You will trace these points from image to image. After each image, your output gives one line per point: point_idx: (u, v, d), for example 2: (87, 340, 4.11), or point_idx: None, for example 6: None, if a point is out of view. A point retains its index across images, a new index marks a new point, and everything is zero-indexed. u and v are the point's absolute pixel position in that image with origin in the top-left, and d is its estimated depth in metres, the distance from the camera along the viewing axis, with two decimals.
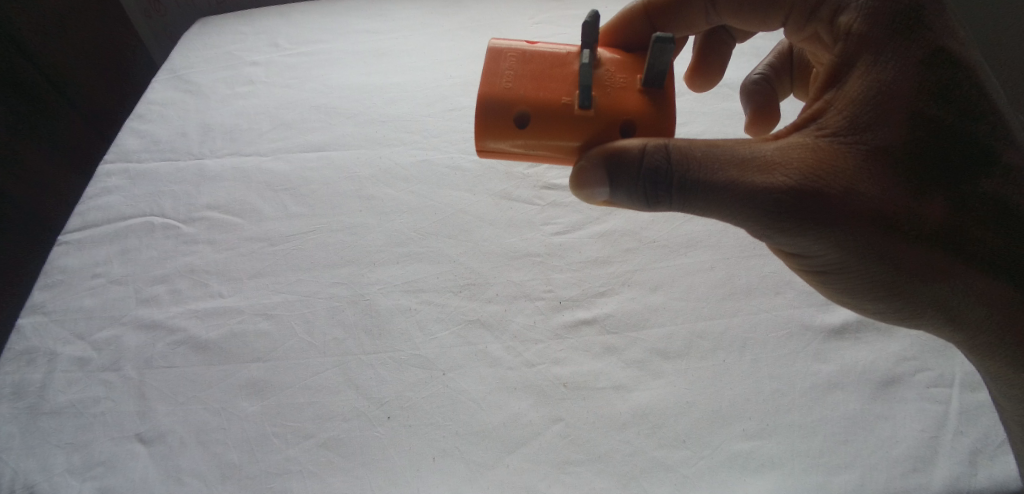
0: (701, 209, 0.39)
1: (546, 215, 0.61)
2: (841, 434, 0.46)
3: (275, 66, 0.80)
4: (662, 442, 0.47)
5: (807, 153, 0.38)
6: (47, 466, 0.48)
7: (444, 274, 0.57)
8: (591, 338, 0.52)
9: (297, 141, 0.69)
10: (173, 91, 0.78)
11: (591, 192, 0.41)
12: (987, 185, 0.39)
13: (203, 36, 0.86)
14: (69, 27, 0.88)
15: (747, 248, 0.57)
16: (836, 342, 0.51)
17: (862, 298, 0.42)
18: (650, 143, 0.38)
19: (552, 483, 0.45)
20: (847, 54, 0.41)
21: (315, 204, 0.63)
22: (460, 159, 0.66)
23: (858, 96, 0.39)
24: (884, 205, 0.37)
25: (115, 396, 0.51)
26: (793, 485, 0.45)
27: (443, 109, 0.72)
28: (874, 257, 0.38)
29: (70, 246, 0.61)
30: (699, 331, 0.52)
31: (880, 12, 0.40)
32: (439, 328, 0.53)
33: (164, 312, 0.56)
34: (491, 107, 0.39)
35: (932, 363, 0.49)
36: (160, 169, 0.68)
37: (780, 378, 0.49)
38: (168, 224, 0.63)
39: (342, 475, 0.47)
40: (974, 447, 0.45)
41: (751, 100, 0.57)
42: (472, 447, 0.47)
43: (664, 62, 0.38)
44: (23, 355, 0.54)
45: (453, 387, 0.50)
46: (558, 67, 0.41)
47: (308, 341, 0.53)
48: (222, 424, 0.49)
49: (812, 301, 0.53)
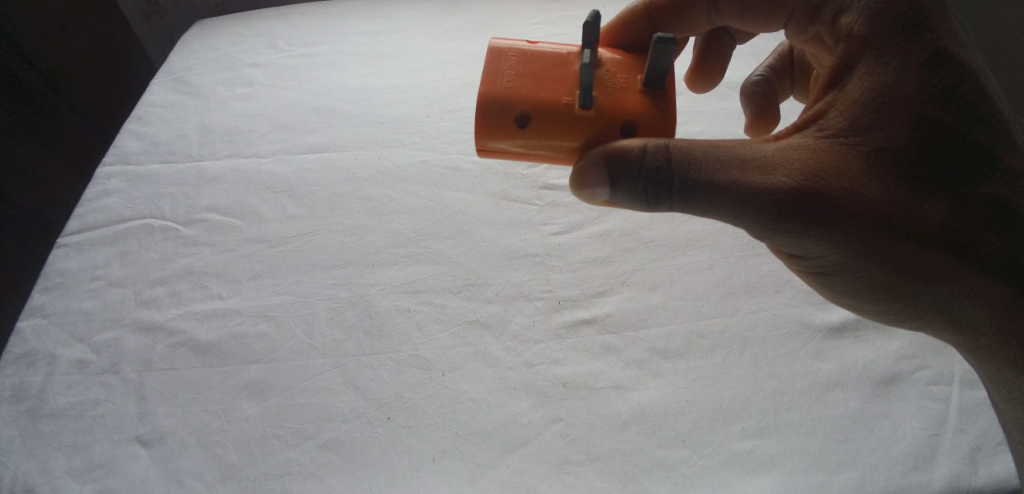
0: (700, 210, 0.39)
1: (545, 215, 0.61)
2: (841, 432, 0.46)
3: (274, 68, 0.80)
4: (663, 441, 0.47)
5: (808, 154, 0.38)
6: (47, 468, 0.48)
7: (444, 275, 0.57)
8: (591, 338, 0.52)
9: (296, 142, 0.69)
10: (172, 93, 0.78)
11: (591, 192, 0.41)
12: (986, 186, 0.39)
13: (202, 38, 0.87)
14: (69, 28, 0.88)
15: (746, 248, 0.57)
16: (835, 341, 0.51)
17: (862, 300, 0.42)
18: (651, 143, 0.38)
19: (552, 484, 0.45)
20: (848, 56, 0.41)
21: (315, 206, 0.63)
22: (459, 159, 0.66)
23: (859, 97, 0.39)
24: (885, 206, 0.37)
25: (115, 398, 0.52)
26: (793, 483, 0.45)
27: (442, 110, 0.72)
28: (874, 257, 0.38)
29: (70, 249, 0.61)
30: (699, 331, 0.52)
31: (881, 14, 0.40)
32: (439, 329, 0.53)
33: (164, 314, 0.56)
34: (491, 107, 0.39)
35: (932, 362, 0.49)
36: (160, 171, 0.68)
37: (780, 376, 0.49)
38: (167, 226, 0.63)
39: (342, 476, 0.47)
40: (975, 445, 0.45)
41: (751, 102, 0.57)
42: (472, 447, 0.47)
43: (665, 63, 0.38)
44: (22, 358, 0.54)
45: (453, 387, 0.50)
46: (558, 67, 0.41)
47: (307, 342, 0.53)
48: (222, 425, 0.49)
49: (811, 300, 0.53)
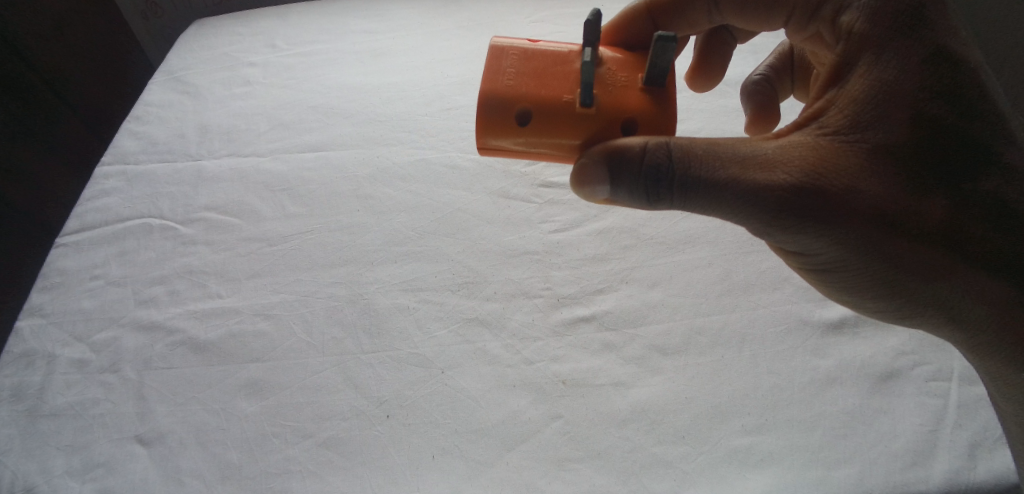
0: (701, 207, 0.39)
1: (544, 213, 0.61)
2: (840, 428, 0.46)
3: (273, 67, 0.80)
4: (663, 437, 0.47)
5: (808, 152, 0.38)
6: (46, 468, 0.48)
7: (443, 273, 0.57)
8: (591, 335, 0.52)
9: (295, 141, 0.69)
10: (170, 92, 0.78)
11: (592, 190, 0.41)
12: (986, 183, 0.39)
13: (201, 37, 0.86)
14: (68, 28, 0.88)
15: (746, 245, 0.57)
16: (835, 337, 0.51)
17: (862, 296, 0.42)
18: (651, 141, 0.38)
19: (552, 481, 0.45)
20: (848, 53, 0.41)
21: (314, 204, 0.63)
22: (458, 157, 0.66)
23: (859, 95, 0.39)
24: (885, 202, 0.37)
25: (114, 398, 0.51)
26: (793, 479, 0.45)
27: (441, 108, 0.72)
28: (874, 254, 0.38)
29: (68, 248, 0.61)
30: (698, 327, 0.52)
31: (881, 12, 0.40)
32: (439, 326, 0.53)
33: (163, 313, 0.56)
34: (492, 105, 0.39)
35: (931, 357, 0.50)
36: (158, 170, 0.68)
37: (780, 373, 0.49)
38: (166, 225, 0.63)
39: (342, 474, 0.47)
40: (974, 440, 0.45)
41: (751, 100, 0.57)
42: (472, 444, 0.47)
43: (666, 61, 0.38)
44: (22, 357, 0.54)
45: (453, 385, 0.50)
46: (559, 65, 0.41)
47: (307, 340, 0.53)
48: (221, 424, 0.49)
49: (811, 297, 0.53)
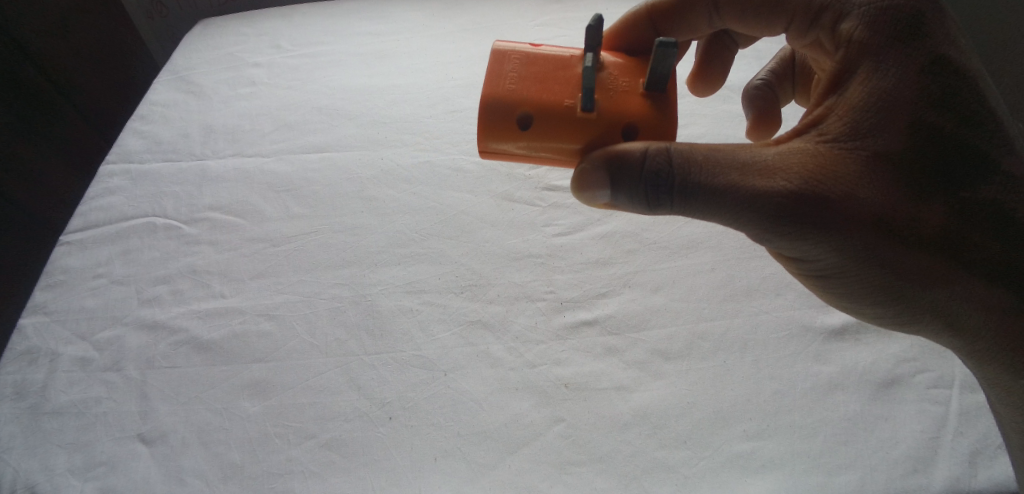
0: (701, 213, 0.39)
1: (547, 216, 0.61)
2: (841, 434, 0.47)
3: (277, 68, 0.80)
4: (663, 442, 0.47)
5: (808, 158, 0.38)
6: (48, 466, 0.48)
7: (446, 275, 0.57)
8: (592, 339, 0.52)
9: (298, 142, 0.70)
10: (175, 92, 0.78)
11: (592, 194, 0.41)
12: (986, 191, 0.39)
13: (205, 37, 0.87)
14: (72, 26, 0.88)
15: (748, 250, 0.57)
16: (836, 343, 0.51)
17: (861, 303, 0.42)
18: (651, 146, 0.38)
19: (553, 484, 0.46)
20: (848, 60, 0.41)
21: (317, 205, 0.63)
22: (461, 160, 0.67)
23: (859, 102, 0.39)
24: (884, 209, 0.37)
25: (117, 396, 0.52)
26: (793, 484, 0.45)
27: (445, 111, 0.72)
28: (873, 261, 0.38)
29: (72, 247, 0.61)
30: (700, 332, 0.52)
31: (881, 21, 0.41)
32: (441, 329, 0.53)
33: (166, 313, 0.56)
34: (494, 109, 0.40)
35: (932, 365, 0.50)
36: (162, 170, 0.68)
37: (781, 378, 0.49)
38: (170, 224, 0.63)
39: (343, 475, 0.47)
40: (974, 448, 0.45)
41: (751, 105, 0.57)
42: (473, 447, 0.47)
43: (666, 66, 0.38)
44: (24, 355, 0.54)
45: (454, 388, 0.50)
46: (561, 70, 0.42)
47: (310, 342, 0.53)
48: (223, 424, 0.49)
49: (812, 303, 0.53)
